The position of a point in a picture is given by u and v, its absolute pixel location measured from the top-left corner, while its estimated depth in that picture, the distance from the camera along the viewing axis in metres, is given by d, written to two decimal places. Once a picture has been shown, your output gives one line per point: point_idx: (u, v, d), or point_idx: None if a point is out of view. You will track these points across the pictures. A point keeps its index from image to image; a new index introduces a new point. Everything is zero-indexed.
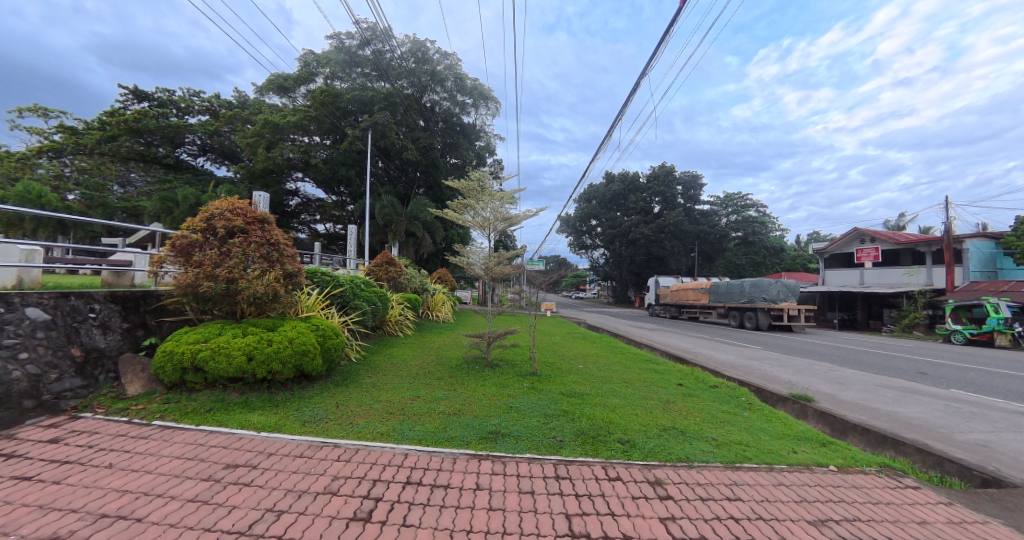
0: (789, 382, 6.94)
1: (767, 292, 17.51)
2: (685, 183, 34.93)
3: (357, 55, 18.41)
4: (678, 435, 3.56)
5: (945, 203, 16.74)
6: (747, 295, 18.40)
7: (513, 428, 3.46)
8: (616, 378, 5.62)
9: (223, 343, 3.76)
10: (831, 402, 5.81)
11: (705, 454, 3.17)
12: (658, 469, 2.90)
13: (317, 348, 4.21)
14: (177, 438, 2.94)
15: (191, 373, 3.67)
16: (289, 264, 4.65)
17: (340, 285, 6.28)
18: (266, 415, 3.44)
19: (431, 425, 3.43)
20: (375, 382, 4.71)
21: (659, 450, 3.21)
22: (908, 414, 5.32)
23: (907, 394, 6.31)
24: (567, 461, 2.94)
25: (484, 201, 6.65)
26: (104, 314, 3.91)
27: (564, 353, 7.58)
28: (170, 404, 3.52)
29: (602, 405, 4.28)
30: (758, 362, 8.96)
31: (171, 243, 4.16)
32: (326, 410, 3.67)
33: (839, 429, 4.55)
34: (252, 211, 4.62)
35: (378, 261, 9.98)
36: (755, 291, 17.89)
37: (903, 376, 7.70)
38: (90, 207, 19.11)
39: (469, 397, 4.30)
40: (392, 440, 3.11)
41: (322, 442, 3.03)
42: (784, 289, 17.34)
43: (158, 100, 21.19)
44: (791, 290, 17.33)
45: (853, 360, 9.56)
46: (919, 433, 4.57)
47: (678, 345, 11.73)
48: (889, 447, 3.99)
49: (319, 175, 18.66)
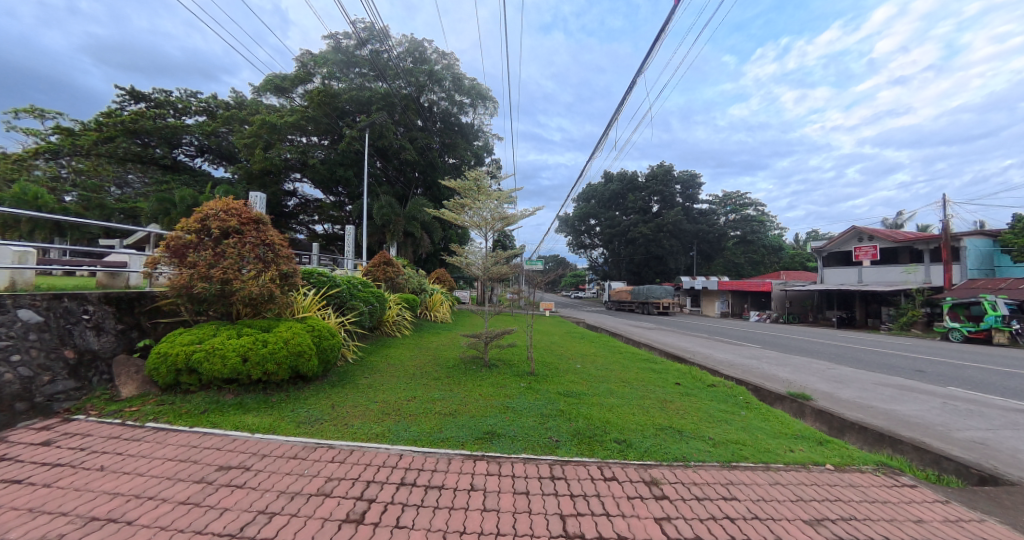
0: (787, 381, 6.94)
1: (655, 293, 27.21)
2: (684, 183, 35.01)
3: (354, 55, 18.27)
4: (674, 434, 3.55)
5: (943, 201, 16.72)
6: (644, 295, 28.11)
7: (509, 428, 3.45)
8: (614, 378, 5.62)
9: (218, 344, 3.74)
10: (829, 400, 5.81)
11: (702, 454, 3.16)
12: (654, 469, 2.89)
13: (313, 349, 4.20)
14: (170, 440, 2.91)
15: (186, 375, 3.65)
16: (284, 264, 4.64)
17: (336, 285, 6.26)
18: (261, 417, 3.43)
19: (426, 426, 3.42)
20: (371, 382, 4.69)
21: (656, 450, 3.19)
22: (906, 413, 5.31)
23: (904, 392, 6.33)
24: (562, 461, 2.93)
25: (482, 201, 6.67)
26: (98, 316, 3.90)
27: (562, 353, 7.58)
28: (164, 405, 3.49)
29: (600, 405, 4.27)
30: (757, 361, 8.89)
31: (165, 244, 4.13)
32: (321, 411, 3.66)
33: (837, 428, 4.56)
34: (247, 211, 4.60)
35: (375, 261, 9.96)
36: (648, 293, 27.56)
37: (901, 374, 7.71)
38: (88, 208, 18.94)
39: (466, 397, 4.29)
40: (387, 441, 3.10)
41: (316, 442, 3.02)
42: (665, 291, 26.95)
43: (155, 100, 21.29)
44: (670, 291, 26.93)
45: (851, 358, 9.59)
46: (917, 431, 4.59)
47: (677, 345, 11.65)
48: (886, 445, 4.01)
49: (316, 175, 18.66)
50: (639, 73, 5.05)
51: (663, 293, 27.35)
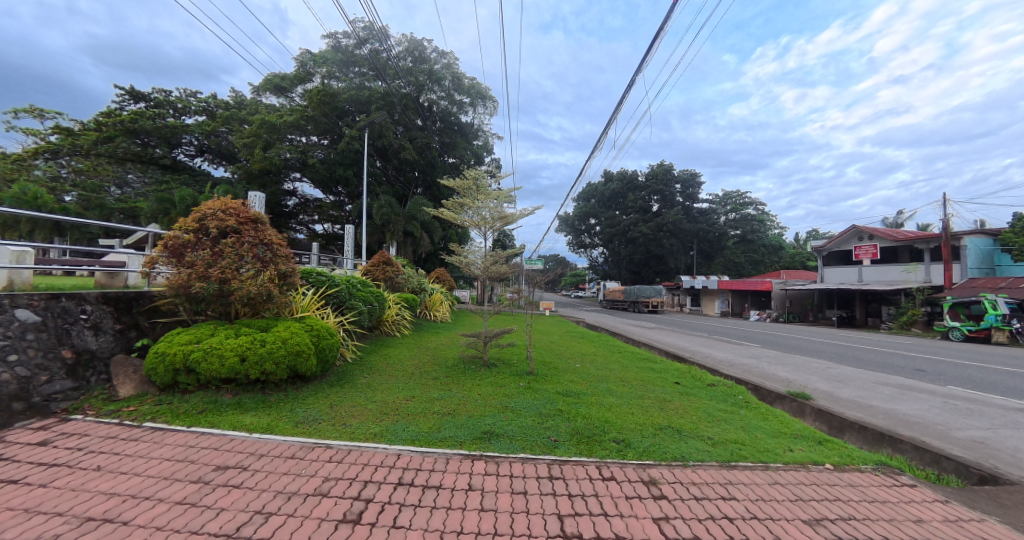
0: (787, 380, 6.94)
1: (645, 293, 28.47)
2: (684, 182, 35.00)
3: (353, 54, 18.19)
4: (673, 433, 3.54)
5: (944, 200, 16.68)
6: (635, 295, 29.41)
7: (507, 428, 3.44)
8: (613, 377, 5.61)
9: (216, 344, 3.73)
10: (828, 400, 5.81)
11: (701, 453, 3.16)
12: (652, 469, 2.88)
13: (311, 349, 4.19)
14: (167, 440, 2.91)
15: (184, 375, 3.65)
16: (283, 264, 4.64)
17: (335, 285, 6.24)
18: (259, 417, 3.42)
19: (424, 426, 3.41)
20: (370, 382, 4.69)
21: (654, 449, 3.18)
22: (906, 412, 5.31)
23: (904, 391, 6.32)
24: (561, 461, 2.92)
25: (482, 200, 6.64)
26: (96, 316, 3.89)
27: (562, 352, 7.56)
28: (162, 405, 3.48)
29: (599, 404, 4.26)
30: (757, 361, 8.87)
31: (163, 243, 4.12)
32: (320, 410, 3.65)
33: (837, 427, 4.56)
34: (245, 211, 4.59)
35: (375, 260, 9.93)
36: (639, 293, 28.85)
37: (901, 374, 7.70)
38: (87, 208, 18.92)
39: (465, 397, 4.27)
40: (385, 440, 3.09)
41: (314, 442, 3.01)
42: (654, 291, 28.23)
43: (155, 100, 21.28)
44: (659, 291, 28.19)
45: (852, 357, 9.58)
46: (916, 430, 4.59)
47: (677, 344, 11.63)
48: (885, 444, 4.01)
49: (316, 174, 18.67)
50: (637, 72, 5.08)
51: (653, 293, 28.61)
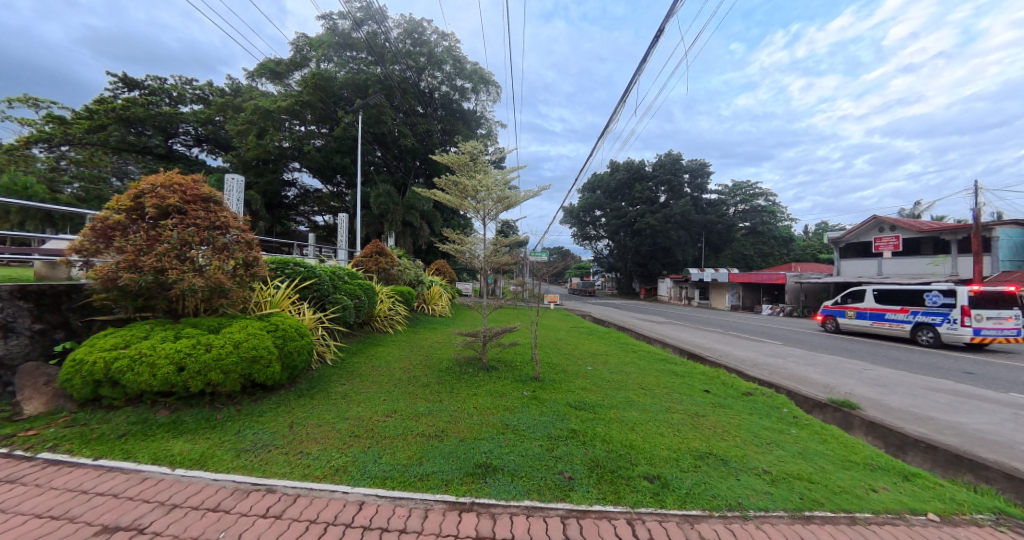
0: (825, 385, 6.14)
1: None
2: (692, 171, 34.05)
3: (349, 37, 17.20)
4: (719, 465, 2.79)
5: (976, 189, 15.63)
6: None
7: (507, 458, 2.70)
8: (632, 384, 4.85)
9: (147, 350, 3.01)
10: (878, 409, 5.03)
11: (761, 497, 2.40)
12: (703, 524, 2.14)
13: (273, 354, 3.47)
14: (57, 482, 2.20)
15: (107, 388, 2.94)
16: (243, 253, 3.88)
17: (313, 276, 5.44)
18: (194, 442, 2.70)
19: (403, 455, 2.67)
20: (346, 392, 3.96)
21: (700, 492, 2.43)
22: (975, 426, 4.52)
23: (963, 400, 5.52)
24: (579, 511, 2.18)
25: (481, 180, 5.82)
26: (7, 314, 3.15)
27: (570, 352, 6.79)
28: (73, 428, 2.76)
29: (619, 421, 3.51)
30: (784, 361, 8.06)
31: (89, 226, 3.40)
32: (275, 433, 2.93)
33: (897, 445, 3.80)
34: (195, 188, 3.82)
35: (368, 251, 9.19)
36: None
37: (949, 377, 6.90)
38: (85, 199, 18.00)
39: (458, 411, 3.57)
40: (347, 480, 2.35)
41: (253, 483, 2.29)
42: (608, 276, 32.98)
43: (149, 88, 20.65)
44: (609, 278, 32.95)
45: (887, 357, 8.74)
46: (998, 452, 3.81)
47: (693, 340, 10.80)
48: (966, 470, 3.27)
49: (313, 163, 18.03)
50: (668, 16, 4.20)
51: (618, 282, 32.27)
